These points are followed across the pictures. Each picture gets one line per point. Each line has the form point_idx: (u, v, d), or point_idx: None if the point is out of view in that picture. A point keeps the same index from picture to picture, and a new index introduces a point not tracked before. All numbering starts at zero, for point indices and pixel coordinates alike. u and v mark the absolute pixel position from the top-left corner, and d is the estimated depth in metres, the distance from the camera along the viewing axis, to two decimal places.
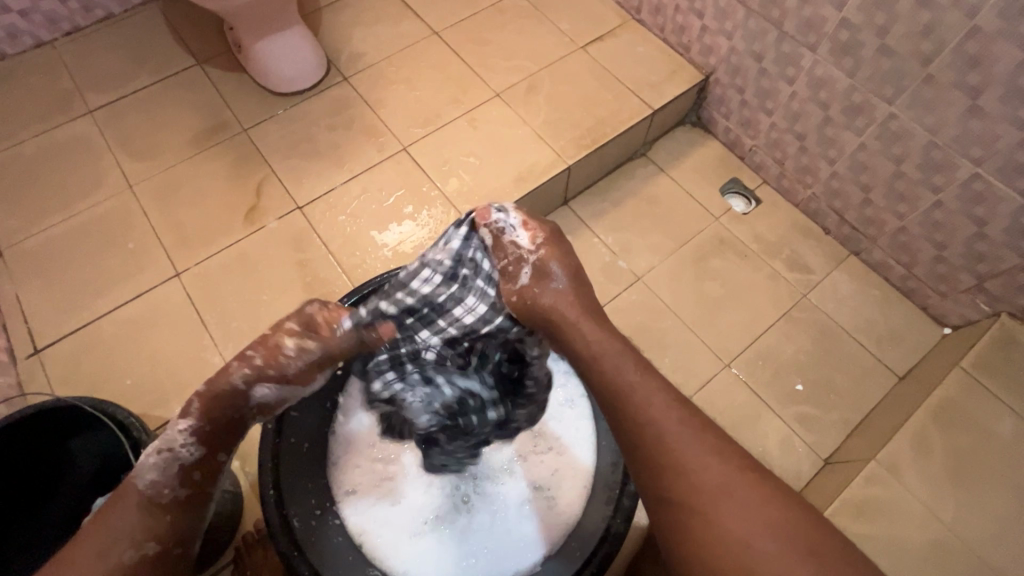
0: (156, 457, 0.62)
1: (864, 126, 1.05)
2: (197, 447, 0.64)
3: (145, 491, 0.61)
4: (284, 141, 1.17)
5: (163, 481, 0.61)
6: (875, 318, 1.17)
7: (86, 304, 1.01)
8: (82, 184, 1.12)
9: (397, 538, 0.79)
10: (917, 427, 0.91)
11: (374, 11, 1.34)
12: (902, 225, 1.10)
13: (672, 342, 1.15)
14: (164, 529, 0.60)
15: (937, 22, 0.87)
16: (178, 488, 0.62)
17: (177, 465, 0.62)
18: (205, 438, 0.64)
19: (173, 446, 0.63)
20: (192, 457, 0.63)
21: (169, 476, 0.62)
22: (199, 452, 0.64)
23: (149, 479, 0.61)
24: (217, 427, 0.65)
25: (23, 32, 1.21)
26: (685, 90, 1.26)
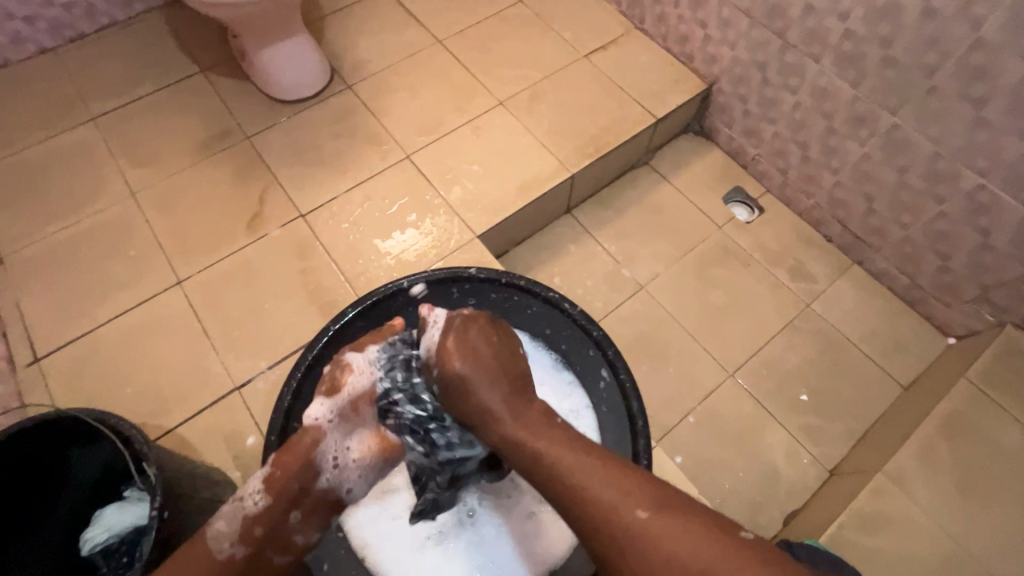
0: (229, 505, 0.63)
1: (867, 136, 1.05)
2: (262, 497, 0.64)
3: (210, 541, 0.61)
4: (287, 149, 1.17)
5: (228, 533, 0.62)
6: (879, 328, 1.17)
7: (86, 312, 1.01)
8: (85, 191, 1.11)
9: (398, 552, 0.77)
10: (922, 439, 0.90)
11: (377, 19, 1.35)
12: (906, 235, 1.10)
13: (675, 350, 1.15)
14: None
15: (941, 33, 0.87)
16: (238, 548, 0.62)
17: (241, 516, 0.63)
18: (272, 486, 0.64)
19: (244, 495, 0.64)
20: (256, 507, 0.63)
21: (234, 527, 0.62)
22: (264, 505, 0.63)
23: (218, 527, 0.62)
24: (283, 485, 0.65)
25: (27, 38, 1.21)
26: (688, 99, 1.27)
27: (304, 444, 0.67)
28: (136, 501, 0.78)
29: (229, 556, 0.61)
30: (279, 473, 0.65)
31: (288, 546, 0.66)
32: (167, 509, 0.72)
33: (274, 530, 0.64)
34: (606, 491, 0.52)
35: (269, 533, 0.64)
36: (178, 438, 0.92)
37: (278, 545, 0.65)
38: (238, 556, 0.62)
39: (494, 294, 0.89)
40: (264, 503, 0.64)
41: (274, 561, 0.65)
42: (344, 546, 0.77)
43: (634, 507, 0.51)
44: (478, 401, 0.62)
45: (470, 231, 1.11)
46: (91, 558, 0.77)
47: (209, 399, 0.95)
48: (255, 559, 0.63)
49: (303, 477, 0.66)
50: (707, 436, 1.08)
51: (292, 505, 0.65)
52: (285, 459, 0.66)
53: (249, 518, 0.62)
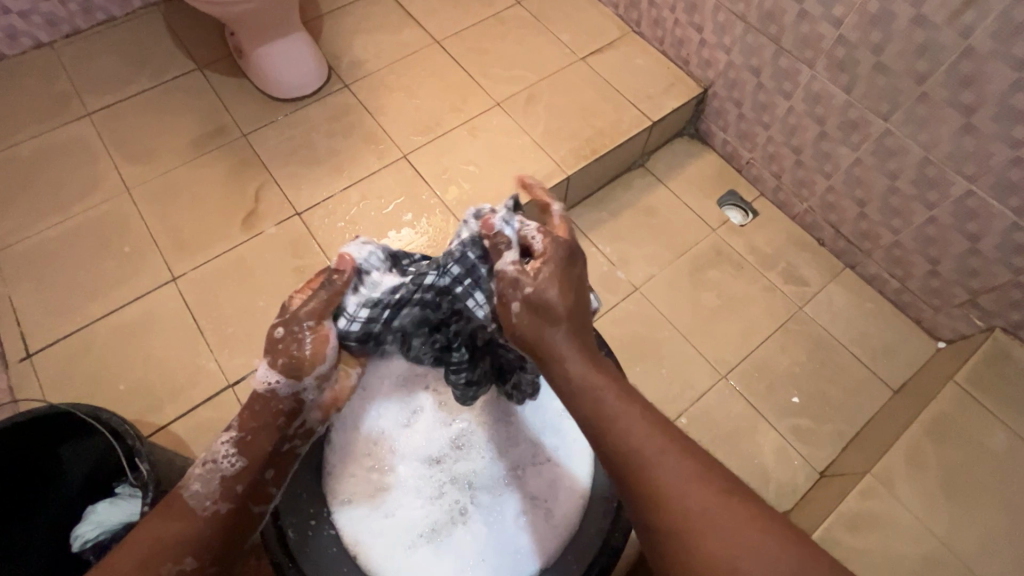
0: (200, 471, 0.66)
1: (859, 141, 1.07)
2: (236, 458, 0.67)
3: (190, 501, 0.64)
4: (283, 147, 1.17)
5: (206, 493, 0.65)
6: (870, 331, 1.18)
7: (80, 307, 1.00)
8: (79, 186, 1.11)
9: (390, 549, 0.77)
10: (910, 441, 0.91)
11: (376, 18, 1.35)
12: (896, 239, 1.12)
13: (668, 352, 1.16)
14: (197, 538, 0.62)
15: (931, 40, 0.88)
16: (220, 504, 0.65)
17: (218, 478, 0.66)
18: (245, 448, 0.68)
19: (217, 457, 0.67)
20: (231, 469, 0.67)
21: (213, 486, 0.65)
22: (241, 465, 0.67)
23: (194, 489, 0.65)
24: (257, 445, 0.68)
25: (22, 33, 1.21)
26: (684, 102, 1.28)
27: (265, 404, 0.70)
28: (127, 498, 0.78)
29: (214, 512, 0.65)
30: (252, 428, 0.69)
31: (266, 498, 0.69)
32: (159, 505, 0.72)
33: (253, 488, 0.68)
34: (675, 469, 0.55)
35: (250, 492, 0.67)
36: (170, 435, 0.92)
37: (260, 500, 0.68)
38: (222, 511, 0.65)
39: None
40: (238, 459, 0.67)
41: (254, 513, 0.68)
42: (335, 544, 0.76)
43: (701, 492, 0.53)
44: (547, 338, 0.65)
45: None
46: (82, 554, 0.77)
47: (202, 395, 0.95)
48: (238, 511, 0.66)
49: (275, 429, 0.69)
50: (698, 436, 1.09)
51: (266, 465, 0.69)
52: (247, 419, 0.69)
53: (226, 478, 0.66)
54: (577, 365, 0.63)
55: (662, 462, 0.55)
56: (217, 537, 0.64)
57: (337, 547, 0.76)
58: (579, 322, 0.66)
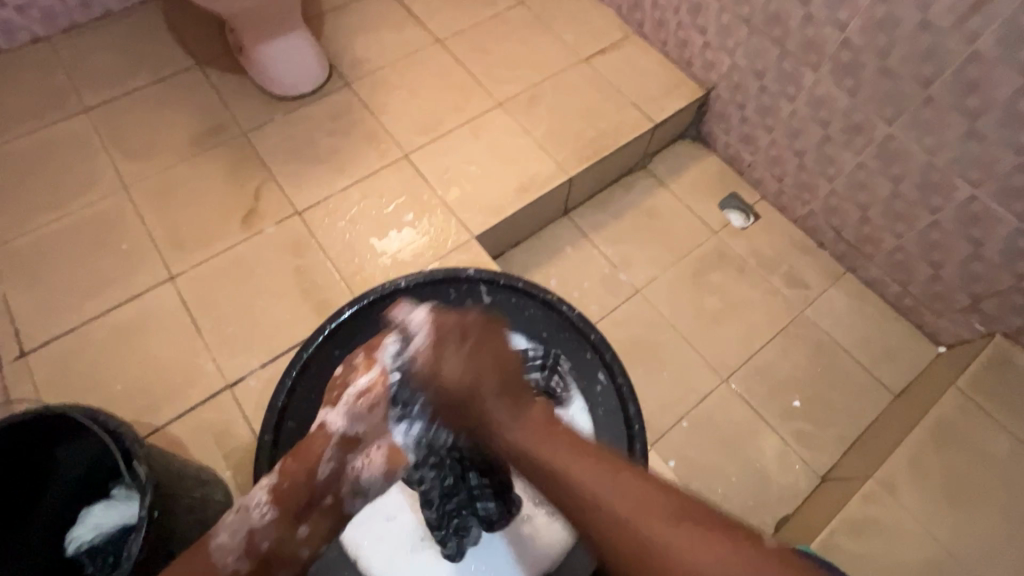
0: (233, 517, 0.62)
1: (863, 146, 1.06)
2: (268, 509, 0.63)
3: (213, 553, 0.60)
4: (283, 146, 1.16)
5: (231, 546, 0.61)
6: (871, 336, 1.18)
7: (76, 306, 0.99)
8: (76, 183, 1.10)
9: (392, 553, 0.77)
10: (912, 446, 0.91)
11: (377, 16, 1.34)
12: (899, 243, 1.11)
13: (669, 355, 1.15)
14: None
15: (937, 45, 0.88)
16: (243, 562, 0.61)
17: (246, 529, 0.62)
18: (280, 499, 0.64)
19: (249, 505, 0.63)
20: (262, 521, 0.63)
21: (240, 538, 0.62)
22: (270, 517, 0.63)
23: (221, 540, 0.61)
24: (291, 495, 0.65)
25: (19, 27, 1.20)
26: (687, 104, 1.27)
27: (314, 452, 0.67)
28: (123, 500, 0.76)
29: (234, 570, 0.60)
30: (290, 476, 0.65)
31: (293, 560, 0.66)
32: (156, 509, 0.70)
33: (281, 544, 0.64)
34: (623, 500, 0.51)
35: (275, 549, 0.64)
36: (167, 436, 0.91)
37: (284, 559, 0.65)
38: (242, 570, 0.61)
39: (489, 294, 0.88)
40: (271, 510, 0.63)
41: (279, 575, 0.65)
42: (337, 546, 0.77)
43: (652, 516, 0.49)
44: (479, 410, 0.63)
45: (468, 232, 1.10)
46: (78, 556, 0.76)
47: (200, 396, 0.94)
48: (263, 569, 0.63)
49: (314, 481, 0.66)
50: (699, 440, 1.09)
51: (298, 521, 0.65)
52: (291, 464, 0.67)
53: (256, 529, 0.62)
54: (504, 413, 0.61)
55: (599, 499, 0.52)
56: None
57: (339, 551, 0.76)
58: (512, 393, 0.63)
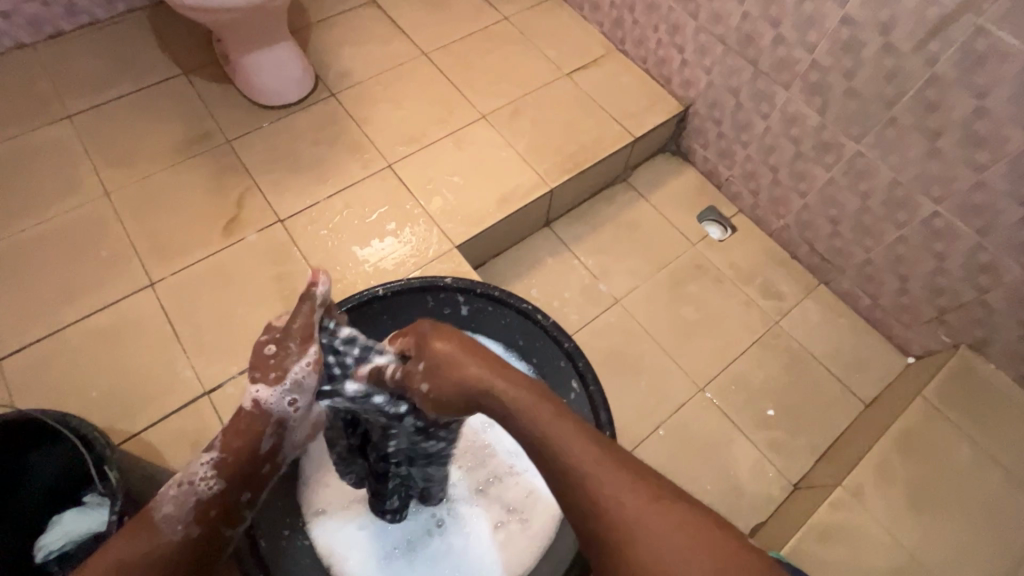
0: (175, 490, 0.57)
1: (833, 162, 1.10)
2: (216, 481, 0.59)
3: (160, 525, 0.56)
4: (267, 154, 1.17)
5: (179, 515, 0.57)
6: (843, 346, 1.21)
7: (52, 312, 0.99)
8: (57, 189, 1.10)
9: (366, 559, 0.77)
10: (879, 454, 0.94)
11: (363, 29, 1.36)
12: (868, 257, 1.15)
13: (647, 364, 1.17)
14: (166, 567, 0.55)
15: (899, 68, 0.92)
16: (191, 529, 0.57)
17: (195, 500, 0.58)
18: (228, 471, 0.59)
19: (193, 478, 0.58)
20: (211, 492, 0.58)
21: (187, 511, 0.57)
22: (219, 489, 0.59)
23: (166, 512, 0.57)
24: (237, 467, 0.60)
25: (4, 33, 1.20)
26: (666, 119, 1.31)
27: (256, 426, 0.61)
28: (95, 507, 0.76)
29: (184, 537, 0.57)
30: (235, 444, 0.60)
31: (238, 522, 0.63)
32: (128, 514, 0.70)
33: (223, 514, 0.60)
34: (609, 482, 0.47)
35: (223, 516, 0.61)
36: (142, 443, 0.90)
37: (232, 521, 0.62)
38: (192, 536, 0.58)
39: (466, 305, 0.90)
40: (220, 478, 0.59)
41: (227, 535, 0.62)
42: (309, 553, 0.76)
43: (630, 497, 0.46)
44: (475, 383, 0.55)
45: (449, 241, 1.12)
46: (44, 565, 0.75)
47: (176, 403, 0.94)
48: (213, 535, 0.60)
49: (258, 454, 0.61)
50: (676, 448, 1.10)
51: (243, 488, 0.62)
52: (230, 436, 0.60)
53: (202, 502, 0.58)
54: (506, 383, 0.54)
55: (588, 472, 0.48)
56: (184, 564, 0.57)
57: (311, 557, 0.76)
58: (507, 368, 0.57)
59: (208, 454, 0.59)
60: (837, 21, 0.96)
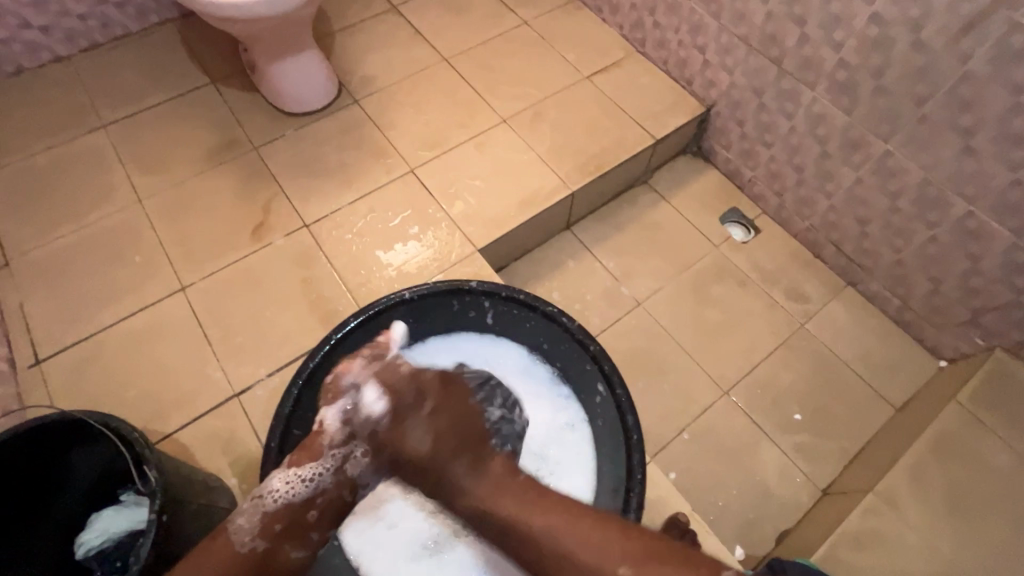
0: (248, 504, 0.65)
1: (860, 161, 1.08)
2: (281, 492, 0.66)
3: (232, 536, 0.64)
4: (293, 160, 1.19)
5: (248, 528, 0.65)
6: (872, 349, 1.19)
7: (89, 316, 1.02)
8: (93, 197, 1.13)
9: (393, 560, 0.78)
10: (913, 460, 0.91)
11: (384, 36, 1.38)
12: (898, 258, 1.13)
13: (670, 367, 1.16)
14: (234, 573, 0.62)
15: (931, 65, 0.90)
16: (258, 540, 0.64)
17: (262, 512, 0.65)
18: (295, 488, 0.67)
19: (264, 492, 0.66)
20: (277, 504, 0.66)
21: (255, 522, 0.65)
22: (284, 500, 0.66)
23: (239, 523, 0.65)
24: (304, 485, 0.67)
25: (43, 47, 1.24)
26: (688, 120, 1.30)
27: (319, 443, 0.69)
28: (133, 505, 0.78)
29: (251, 549, 0.64)
30: (303, 461, 0.68)
31: (303, 543, 0.68)
32: (165, 513, 0.72)
33: (291, 527, 0.67)
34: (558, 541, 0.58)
35: (288, 530, 0.67)
36: (175, 443, 0.92)
37: (294, 541, 0.67)
38: (258, 549, 0.64)
39: (492, 310, 0.90)
40: (298, 491, 0.67)
41: (291, 556, 0.67)
42: (339, 553, 0.78)
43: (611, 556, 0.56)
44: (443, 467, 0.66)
45: (470, 245, 1.13)
46: (86, 561, 0.78)
47: (207, 404, 0.96)
48: (275, 552, 0.66)
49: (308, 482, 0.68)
50: (701, 452, 1.09)
51: (308, 505, 0.68)
52: (303, 456, 0.68)
53: (267, 513, 0.65)
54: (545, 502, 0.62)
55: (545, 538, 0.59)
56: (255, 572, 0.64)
57: (341, 558, 0.78)
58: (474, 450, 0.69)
59: (278, 473, 0.67)
60: (865, 19, 0.95)
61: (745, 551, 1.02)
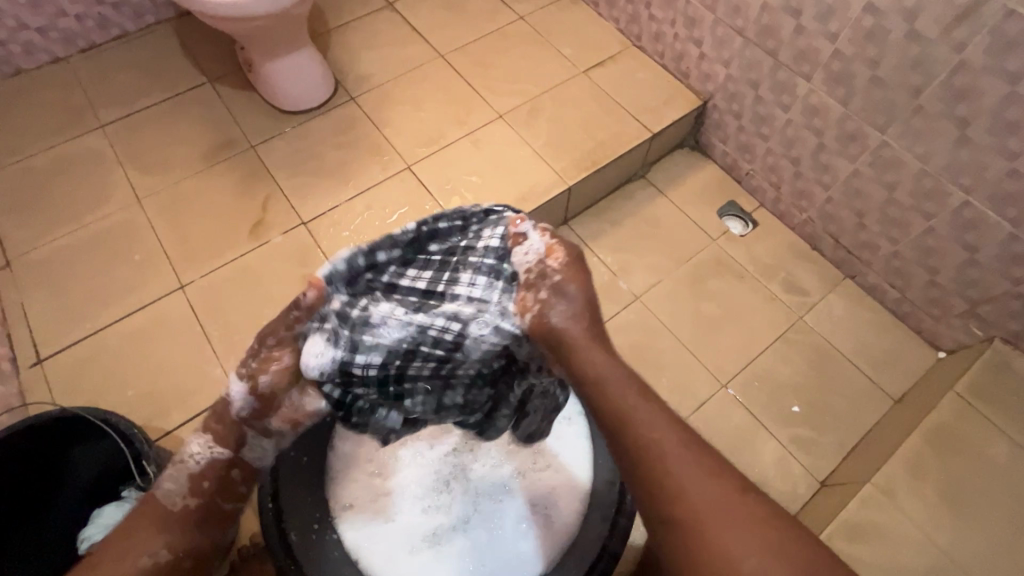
0: (172, 468, 0.69)
1: (857, 153, 1.08)
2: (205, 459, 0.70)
3: (162, 500, 0.68)
4: (291, 158, 1.20)
5: (177, 490, 0.68)
6: (870, 341, 1.19)
7: (88, 315, 1.02)
8: (92, 197, 1.14)
9: (393, 554, 0.78)
10: (911, 451, 0.91)
11: (381, 33, 1.38)
12: (896, 249, 1.12)
13: (669, 360, 1.17)
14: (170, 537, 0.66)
15: (926, 54, 0.90)
16: (190, 500, 0.68)
17: (186, 475, 0.69)
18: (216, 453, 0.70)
19: (188, 458, 0.70)
20: (201, 467, 0.69)
21: (183, 483, 0.69)
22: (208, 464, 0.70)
23: (167, 487, 0.68)
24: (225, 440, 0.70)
25: (41, 48, 1.25)
26: (685, 113, 1.30)
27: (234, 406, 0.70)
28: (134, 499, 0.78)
29: (185, 507, 0.68)
30: (218, 428, 0.70)
31: (235, 494, 0.72)
32: None
33: (222, 483, 0.71)
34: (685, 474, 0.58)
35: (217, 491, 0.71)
36: (176, 440, 0.93)
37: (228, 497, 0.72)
38: (191, 506, 0.68)
39: None
40: (220, 452, 0.70)
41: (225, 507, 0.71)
42: (338, 546, 0.76)
43: (712, 493, 0.57)
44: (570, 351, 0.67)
45: None
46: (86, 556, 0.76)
47: (207, 402, 0.96)
48: (210, 504, 0.70)
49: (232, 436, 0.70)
50: None
51: (232, 464, 0.71)
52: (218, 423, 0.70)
53: (192, 475, 0.69)
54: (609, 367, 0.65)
55: (679, 465, 0.59)
56: (197, 523, 0.68)
57: (339, 550, 0.75)
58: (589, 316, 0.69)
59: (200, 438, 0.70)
60: (860, 9, 0.95)
61: None
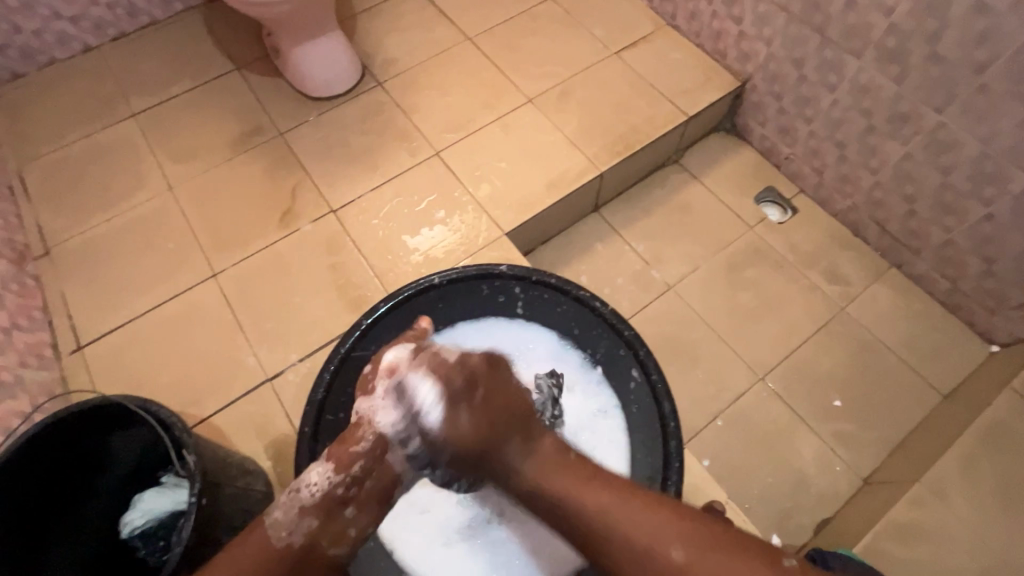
0: (286, 496, 0.62)
1: (911, 135, 1.02)
2: (320, 488, 0.63)
3: (269, 530, 0.60)
4: (318, 145, 1.19)
5: (285, 522, 0.61)
6: (918, 334, 1.13)
7: (124, 303, 1.04)
8: (125, 185, 1.15)
9: (426, 546, 0.78)
10: (965, 450, 0.87)
11: (407, 17, 1.35)
12: (949, 238, 1.06)
13: (703, 351, 1.13)
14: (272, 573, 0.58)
15: (994, 27, 0.84)
16: (295, 537, 0.61)
17: (297, 507, 0.61)
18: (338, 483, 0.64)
19: (301, 485, 0.63)
20: (314, 497, 0.62)
21: (292, 515, 0.61)
22: (323, 494, 0.63)
23: (276, 517, 0.61)
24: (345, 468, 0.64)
25: (73, 37, 1.26)
26: (722, 95, 1.24)
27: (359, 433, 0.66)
28: (173, 487, 0.79)
29: (288, 545, 0.60)
30: (341, 453, 0.65)
31: (342, 538, 0.64)
32: (205, 496, 0.73)
33: (329, 523, 0.63)
34: (637, 528, 0.53)
35: (327, 528, 0.63)
36: (211, 427, 0.94)
37: (332, 537, 0.63)
38: (296, 544, 0.61)
39: (522, 296, 0.88)
40: (338, 484, 0.64)
41: (330, 553, 0.63)
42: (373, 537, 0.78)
43: (671, 546, 0.52)
44: (502, 457, 0.61)
45: (498, 228, 1.11)
46: (129, 540, 0.79)
47: (241, 390, 0.97)
48: (311, 549, 0.62)
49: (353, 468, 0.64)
50: (736, 439, 1.06)
51: (346, 501, 0.64)
52: (340, 448, 0.65)
53: (308, 505, 0.61)
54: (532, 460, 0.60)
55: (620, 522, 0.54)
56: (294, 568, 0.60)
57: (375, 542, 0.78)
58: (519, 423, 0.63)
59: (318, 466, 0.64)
60: None
61: (782, 540, 0.99)
